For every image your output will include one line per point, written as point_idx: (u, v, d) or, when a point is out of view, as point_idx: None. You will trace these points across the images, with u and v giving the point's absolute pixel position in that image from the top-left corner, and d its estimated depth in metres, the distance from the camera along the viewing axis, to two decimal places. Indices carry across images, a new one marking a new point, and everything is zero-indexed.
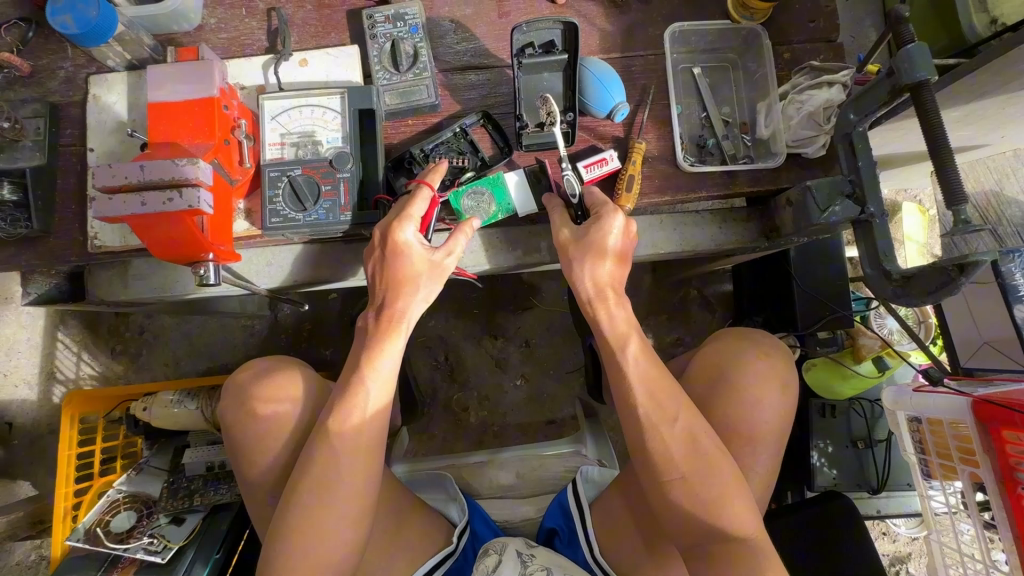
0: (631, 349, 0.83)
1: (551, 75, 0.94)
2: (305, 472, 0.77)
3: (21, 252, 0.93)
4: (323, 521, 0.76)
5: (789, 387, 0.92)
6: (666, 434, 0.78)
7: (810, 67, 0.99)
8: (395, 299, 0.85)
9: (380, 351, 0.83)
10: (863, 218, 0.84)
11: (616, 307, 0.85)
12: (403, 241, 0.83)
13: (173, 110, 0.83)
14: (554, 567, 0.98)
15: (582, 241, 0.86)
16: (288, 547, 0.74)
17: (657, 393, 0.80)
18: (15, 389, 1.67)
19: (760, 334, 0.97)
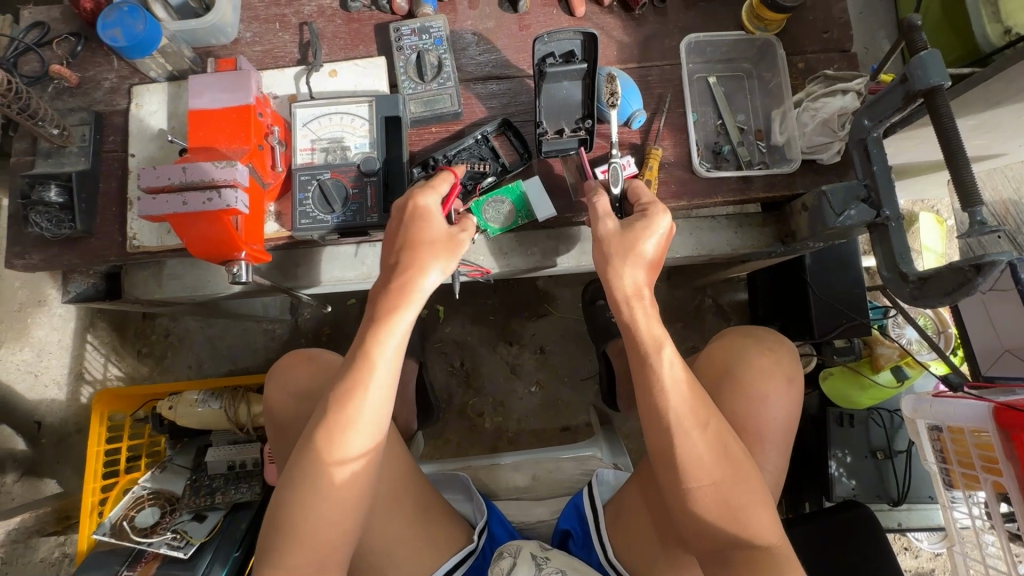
0: (667, 353, 0.80)
1: (570, 83, 0.96)
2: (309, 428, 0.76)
3: (64, 252, 0.98)
4: (318, 484, 0.74)
5: (797, 382, 0.93)
6: (694, 447, 0.77)
7: (824, 77, 1.01)
8: (408, 267, 0.79)
9: (386, 327, 0.77)
10: (878, 222, 0.86)
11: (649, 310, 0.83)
12: (427, 210, 0.83)
13: (212, 117, 0.88)
14: (570, 570, 0.98)
15: (624, 237, 0.86)
16: (288, 500, 0.74)
17: (688, 406, 0.78)
18: (46, 389, 1.73)
19: (764, 333, 0.98)
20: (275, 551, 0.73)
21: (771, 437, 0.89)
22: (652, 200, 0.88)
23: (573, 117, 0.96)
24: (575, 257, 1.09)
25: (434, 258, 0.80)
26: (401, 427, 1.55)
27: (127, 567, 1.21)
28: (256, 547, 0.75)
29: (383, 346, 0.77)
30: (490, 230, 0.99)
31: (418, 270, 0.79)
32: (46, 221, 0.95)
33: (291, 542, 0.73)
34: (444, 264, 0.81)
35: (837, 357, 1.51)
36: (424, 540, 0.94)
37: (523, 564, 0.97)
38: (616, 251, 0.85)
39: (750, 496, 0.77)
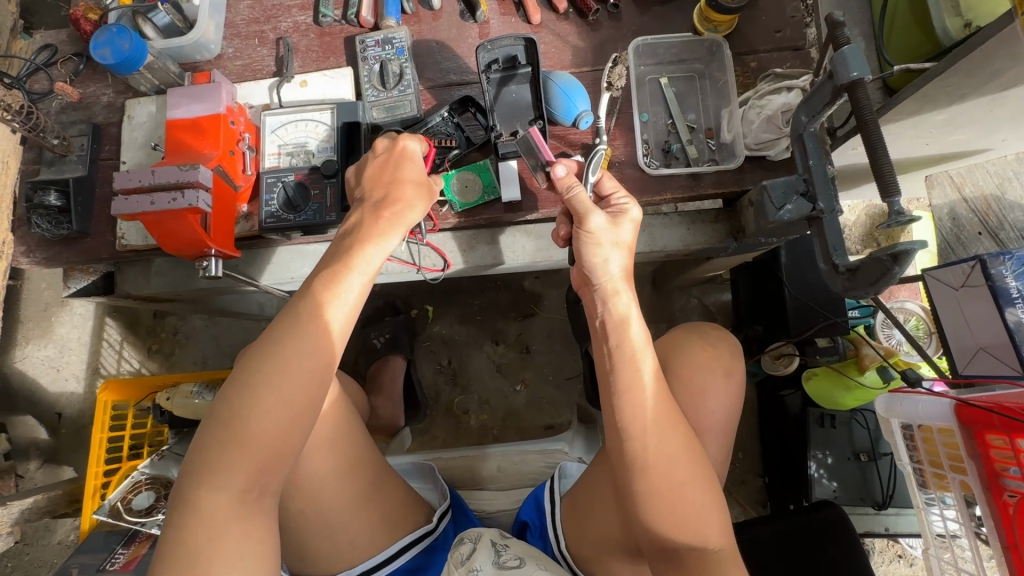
0: (647, 361, 0.79)
1: (518, 87, 1.00)
2: (267, 340, 0.73)
3: (64, 250, 1.08)
4: (274, 397, 0.70)
5: (737, 374, 0.94)
6: (661, 455, 0.74)
7: (773, 75, 1.03)
8: (389, 199, 0.86)
9: (360, 248, 0.81)
10: (815, 215, 0.86)
11: (638, 321, 0.81)
12: (411, 148, 0.91)
13: (187, 125, 0.97)
14: (527, 557, 1.01)
15: (609, 229, 0.83)
16: (237, 411, 0.70)
17: (662, 417, 0.76)
18: (66, 382, 1.86)
19: (708, 327, 1.00)
20: (212, 461, 0.69)
21: (711, 429, 0.90)
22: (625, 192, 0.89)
23: (525, 118, 1.00)
24: (528, 255, 1.13)
25: (410, 195, 0.87)
26: (386, 422, 1.60)
27: (122, 546, 1.31)
28: (186, 461, 0.70)
29: (356, 263, 0.81)
30: (455, 204, 1.03)
31: (398, 202, 0.86)
32: (47, 223, 1.05)
33: (231, 448, 0.69)
34: (424, 204, 0.90)
35: (820, 357, 1.46)
36: (380, 537, 0.97)
37: (481, 553, 0.99)
38: (603, 252, 0.82)
39: (712, 513, 0.75)
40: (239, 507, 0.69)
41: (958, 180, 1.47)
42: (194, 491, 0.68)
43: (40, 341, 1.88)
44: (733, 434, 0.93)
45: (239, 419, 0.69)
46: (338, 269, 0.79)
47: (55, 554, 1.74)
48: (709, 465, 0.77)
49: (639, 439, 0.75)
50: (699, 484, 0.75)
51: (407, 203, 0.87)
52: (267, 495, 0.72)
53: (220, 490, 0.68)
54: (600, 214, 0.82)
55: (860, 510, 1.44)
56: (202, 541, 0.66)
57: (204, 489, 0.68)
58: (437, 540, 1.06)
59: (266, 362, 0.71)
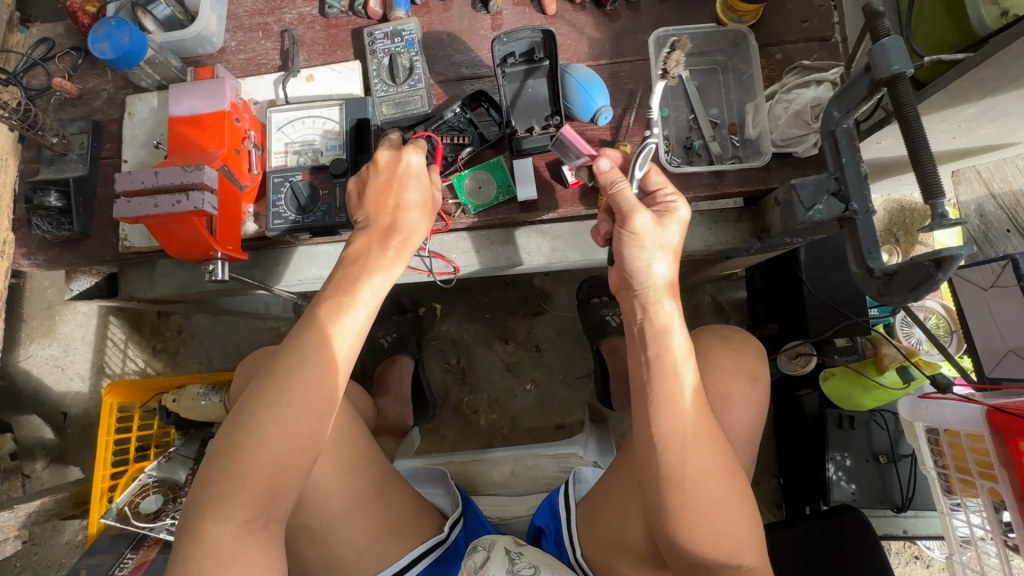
0: (689, 375, 0.74)
1: (535, 82, 0.97)
2: (271, 370, 0.71)
3: (66, 252, 1.05)
4: (277, 429, 0.69)
5: (763, 380, 0.95)
6: (699, 471, 0.71)
7: (801, 66, 0.98)
8: (392, 222, 0.83)
9: (364, 275, 0.79)
10: (847, 216, 0.82)
11: (682, 331, 0.75)
12: (411, 164, 0.86)
13: (190, 123, 0.93)
14: (542, 565, 0.98)
15: (654, 228, 0.78)
16: (240, 444, 0.68)
17: (701, 433, 0.72)
18: (71, 382, 1.84)
19: (728, 331, 1.00)
20: (215, 493, 0.68)
21: (735, 436, 0.91)
22: (674, 188, 0.83)
23: (542, 115, 0.97)
24: (544, 256, 1.09)
25: (413, 219, 0.84)
26: (394, 423, 1.58)
27: (130, 551, 1.28)
28: (190, 490, 0.69)
29: (361, 290, 0.78)
30: (470, 206, 1.00)
31: (402, 225, 0.83)
32: (47, 224, 1.02)
33: (233, 480, 0.68)
34: (425, 226, 0.86)
35: (838, 356, 1.46)
36: (389, 548, 0.96)
37: (495, 561, 0.97)
38: (646, 254, 0.76)
39: (745, 532, 0.73)
40: (244, 536, 0.68)
41: (987, 175, 1.47)
42: (199, 522, 0.67)
43: (44, 341, 1.86)
44: (757, 437, 0.95)
45: (240, 453, 0.68)
46: (342, 297, 0.77)
47: (63, 553, 1.73)
48: (743, 481, 0.75)
49: (680, 459, 0.71)
50: (735, 502, 0.72)
51: (410, 227, 0.84)
52: (272, 524, 0.71)
53: (225, 521, 0.67)
54: (645, 213, 0.77)
55: (878, 512, 1.42)
56: (209, 569, 0.66)
57: (209, 520, 0.67)
58: (450, 549, 1.05)
59: (271, 394, 0.70)
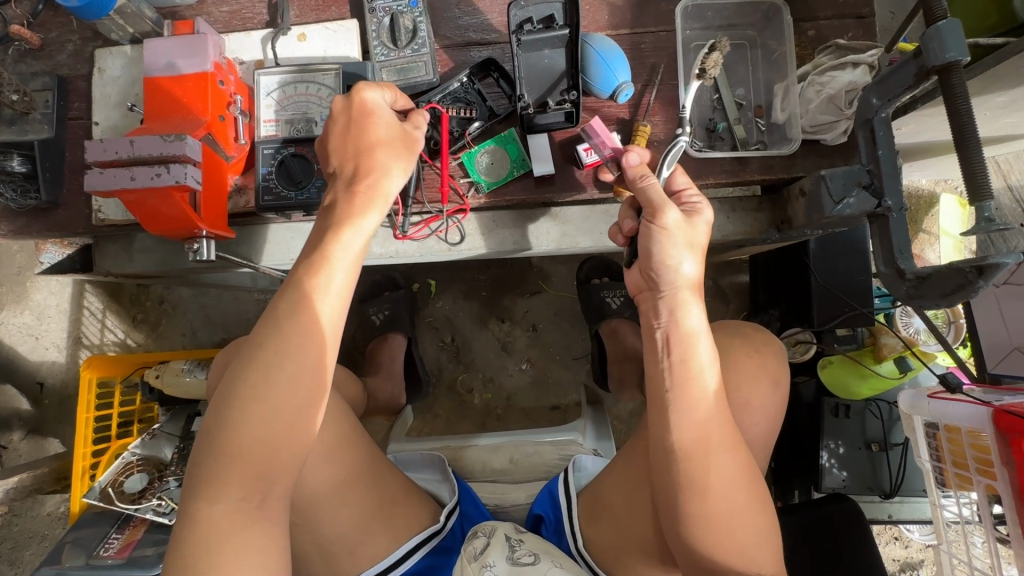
0: (712, 377, 0.71)
1: (551, 52, 0.88)
2: (260, 341, 0.67)
3: (33, 223, 0.96)
4: (267, 401, 0.65)
5: (782, 383, 0.93)
6: (721, 480, 0.69)
7: (835, 46, 0.91)
8: (364, 172, 0.76)
9: (339, 233, 0.72)
10: (879, 212, 0.78)
11: (708, 338, 0.72)
12: (375, 109, 0.78)
13: (168, 85, 0.84)
14: (541, 553, 0.97)
15: (683, 226, 0.74)
16: (232, 418, 0.64)
17: (721, 441, 0.70)
18: (46, 351, 1.76)
19: (749, 330, 0.97)
20: (209, 473, 0.64)
21: (750, 440, 0.89)
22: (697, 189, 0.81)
23: (557, 88, 0.89)
24: (554, 241, 1.03)
25: (387, 160, 0.77)
26: (386, 402, 1.54)
27: (116, 531, 1.25)
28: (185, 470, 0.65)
29: (337, 250, 0.71)
30: (483, 185, 0.94)
31: (373, 171, 0.76)
32: (11, 191, 0.93)
33: (227, 458, 0.64)
34: (403, 165, 0.79)
35: (838, 346, 1.46)
36: (383, 541, 0.94)
37: (494, 548, 0.95)
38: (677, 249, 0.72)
39: (760, 540, 0.72)
40: (241, 516, 0.64)
41: (1006, 167, 1.51)
42: (194, 505, 0.63)
43: (16, 308, 1.77)
44: (772, 441, 0.93)
45: (229, 429, 0.64)
46: (318, 259, 0.71)
47: (46, 525, 1.69)
48: (759, 486, 0.73)
49: (700, 458, 0.69)
50: (752, 510, 0.71)
51: (384, 169, 0.76)
52: (271, 504, 0.66)
53: (220, 502, 0.63)
54: (674, 209, 0.74)
55: (866, 498, 1.44)
56: (201, 556, 0.62)
57: (204, 501, 0.63)
58: (448, 538, 1.04)
59: (253, 369, 0.66)
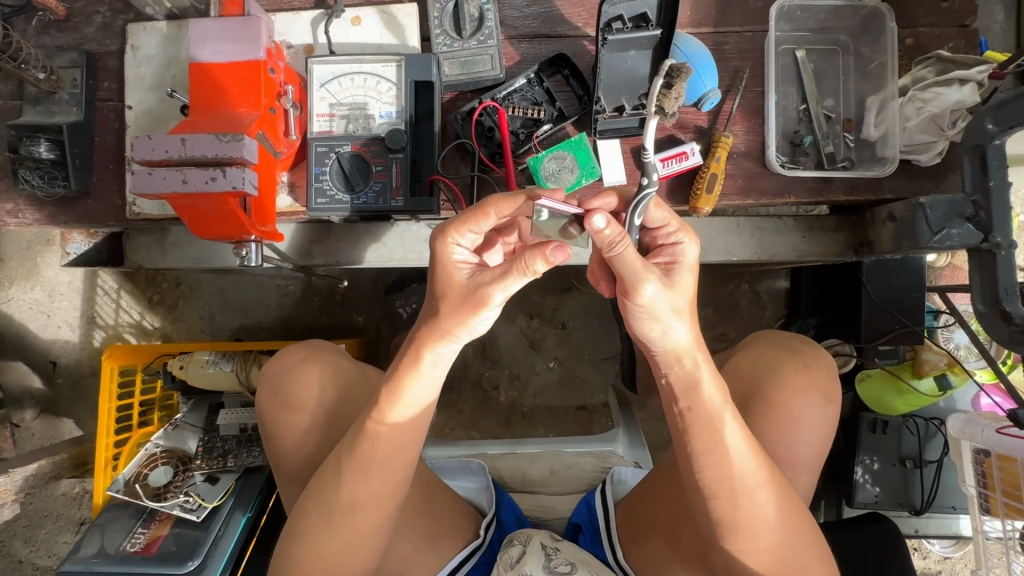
0: (729, 421, 0.65)
1: (638, 54, 0.83)
2: (352, 447, 0.72)
3: (61, 213, 0.90)
4: (358, 496, 0.71)
5: (835, 401, 0.88)
6: (755, 519, 0.66)
7: (937, 58, 0.85)
8: (427, 328, 0.67)
9: (402, 380, 0.69)
10: (984, 248, 0.74)
11: (711, 371, 0.65)
12: (450, 258, 0.66)
13: (216, 73, 0.76)
14: (579, 563, 0.88)
15: (651, 299, 0.60)
16: (334, 495, 0.72)
17: (753, 480, 0.65)
18: (59, 330, 1.63)
19: (800, 343, 0.93)
20: (306, 539, 0.72)
21: (803, 460, 0.84)
22: (676, 224, 0.64)
23: (637, 92, 0.83)
24: None
25: (449, 322, 0.65)
26: None
27: (142, 525, 1.20)
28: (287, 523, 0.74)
29: (402, 399, 0.70)
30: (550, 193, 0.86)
31: (430, 335, 0.67)
32: (38, 178, 0.86)
33: (324, 533, 0.72)
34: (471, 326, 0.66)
35: (879, 360, 1.36)
36: (425, 541, 0.89)
37: (531, 555, 0.87)
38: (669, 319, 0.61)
39: (812, 564, 0.69)
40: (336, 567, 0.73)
41: None
42: (291, 554, 0.72)
43: (25, 284, 1.63)
44: (823, 457, 0.88)
45: (331, 514, 0.72)
46: (380, 410, 0.70)
47: (62, 504, 1.61)
48: (803, 517, 0.69)
49: (727, 503, 0.65)
50: (798, 536, 0.68)
51: (443, 332, 0.66)
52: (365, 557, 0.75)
53: (316, 558, 0.72)
54: (653, 278, 0.59)
55: (895, 512, 1.41)
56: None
57: (297, 551, 0.72)
58: (490, 551, 0.98)
59: (324, 520, 0.72)
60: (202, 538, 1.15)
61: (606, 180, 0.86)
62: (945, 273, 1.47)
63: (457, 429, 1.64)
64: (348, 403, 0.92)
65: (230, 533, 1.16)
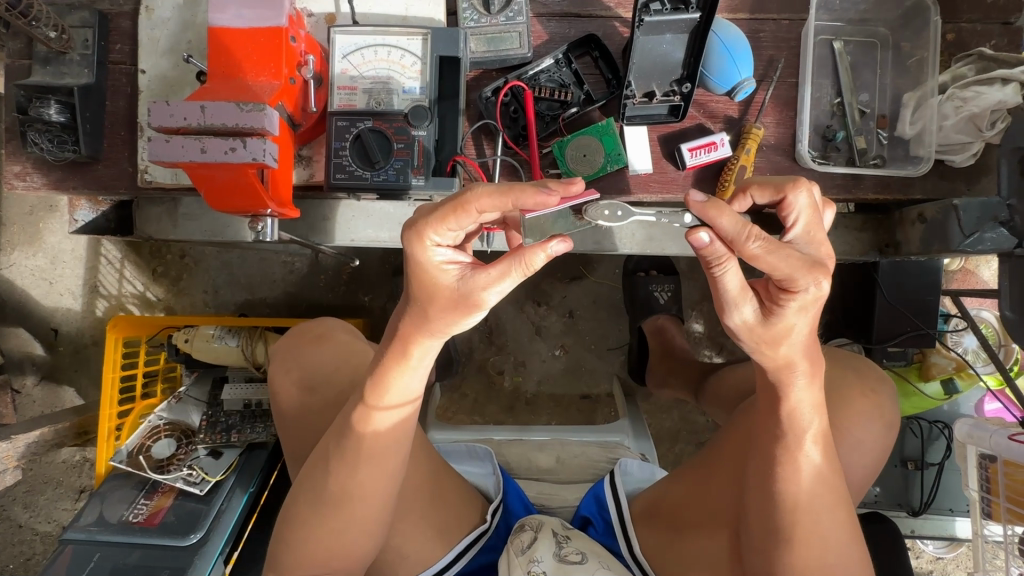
0: (812, 435, 0.64)
1: (673, 37, 0.80)
2: (343, 440, 0.69)
3: (70, 177, 0.87)
4: (351, 488, 0.69)
5: (892, 428, 0.86)
6: (817, 540, 0.64)
7: (980, 55, 0.82)
8: (412, 323, 0.62)
9: (388, 373, 0.66)
10: (1016, 254, 0.73)
11: (806, 385, 0.62)
12: (429, 261, 0.58)
13: (236, 39, 0.74)
14: (591, 553, 0.87)
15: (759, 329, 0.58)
16: (327, 485, 0.70)
17: (820, 501, 0.64)
18: (60, 298, 1.61)
19: (863, 363, 0.92)
20: (298, 523, 0.72)
21: (853, 479, 0.83)
22: (799, 267, 0.53)
23: (669, 78, 0.82)
24: (637, 245, 0.98)
25: (438, 323, 0.61)
26: None
27: (144, 496, 1.19)
28: (285, 504, 0.74)
29: (390, 391, 0.66)
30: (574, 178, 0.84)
31: (416, 331, 0.62)
32: (46, 141, 0.83)
33: (314, 520, 0.71)
34: (461, 323, 0.62)
35: (887, 362, 1.31)
36: (429, 527, 0.88)
37: (542, 542, 0.86)
38: (770, 351, 0.59)
39: None
40: (323, 553, 0.72)
41: None
42: (288, 536, 0.73)
43: (27, 250, 1.60)
44: (868, 482, 0.86)
45: (331, 504, 0.70)
46: (368, 402, 0.67)
47: (60, 472, 1.61)
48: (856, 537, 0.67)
49: (789, 512, 0.64)
50: (853, 566, 0.66)
51: (432, 331, 0.62)
52: (357, 547, 0.73)
53: (308, 544, 0.71)
54: (746, 307, 0.57)
55: (892, 512, 1.41)
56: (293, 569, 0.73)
57: (297, 536, 0.72)
58: (493, 537, 0.98)
59: (314, 510, 0.71)
60: (203, 512, 1.14)
61: (631, 167, 0.84)
62: (958, 276, 1.46)
63: (460, 413, 1.63)
64: (345, 383, 0.90)
65: (232, 508, 1.15)
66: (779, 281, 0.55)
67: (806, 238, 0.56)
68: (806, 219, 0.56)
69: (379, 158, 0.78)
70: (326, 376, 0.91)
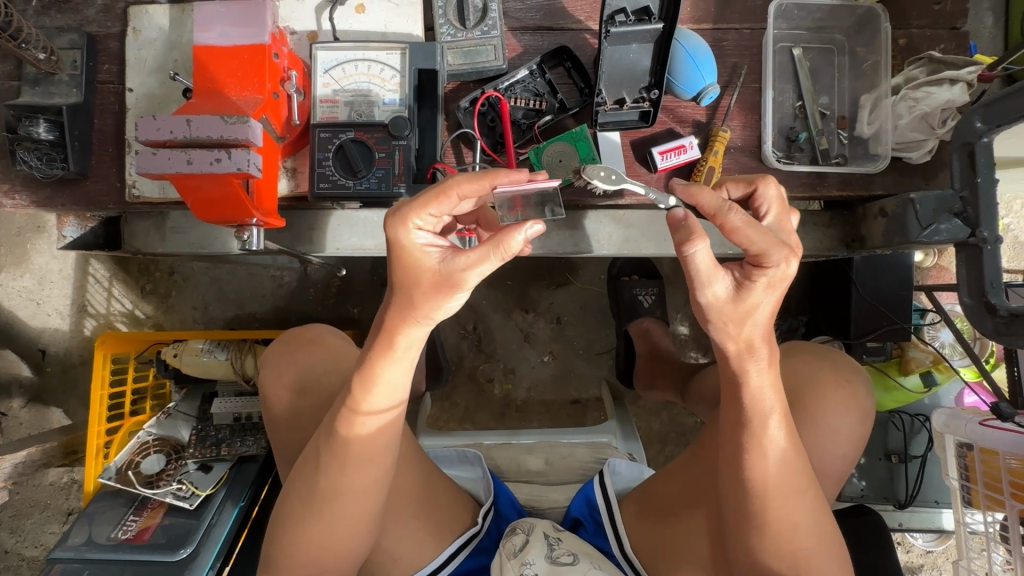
0: (773, 421, 0.66)
1: (639, 47, 0.84)
2: (343, 445, 0.69)
3: (58, 194, 0.89)
4: (348, 487, 0.71)
5: (869, 417, 0.89)
6: (784, 522, 0.66)
7: (928, 58, 0.87)
8: (398, 316, 0.63)
9: (377, 368, 0.67)
10: (971, 242, 0.77)
11: (764, 368, 0.64)
12: (412, 244, 0.61)
13: (220, 56, 0.77)
14: (583, 555, 0.88)
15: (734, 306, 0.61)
16: (319, 485, 0.71)
17: (787, 484, 0.66)
18: (48, 318, 1.61)
19: (840, 356, 0.94)
20: (294, 527, 0.72)
21: (831, 468, 0.85)
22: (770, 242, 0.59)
23: (638, 85, 0.86)
24: (615, 245, 1.01)
25: (422, 308, 0.62)
26: None
27: (133, 513, 1.19)
28: (277, 504, 0.75)
29: (376, 388, 0.67)
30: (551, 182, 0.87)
31: (402, 322, 0.63)
32: (36, 159, 0.85)
33: (306, 522, 0.72)
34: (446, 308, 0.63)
35: (866, 357, 1.33)
36: (423, 529, 0.89)
37: (534, 544, 0.87)
38: (736, 330, 0.62)
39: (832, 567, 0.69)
40: (321, 552, 0.73)
41: None
42: (284, 540, 0.73)
43: (14, 271, 1.60)
44: (848, 471, 0.89)
45: (322, 504, 0.71)
46: (354, 401, 0.68)
47: (47, 495, 1.59)
48: (830, 520, 0.70)
49: (759, 496, 0.66)
50: (819, 550, 0.68)
51: (417, 318, 0.63)
52: (350, 547, 0.74)
53: (305, 545, 0.72)
54: (722, 279, 0.60)
55: (879, 506, 1.42)
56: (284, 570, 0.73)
57: (297, 539, 0.72)
58: (486, 539, 0.98)
59: (309, 510, 0.71)
60: (193, 527, 1.13)
61: None
62: (932, 273, 1.50)
63: (451, 421, 1.64)
64: (336, 385, 0.92)
65: (221, 523, 1.13)
66: (753, 257, 0.60)
67: (778, 225, 0.64)
68: (775, 211, 0.65)
69: (359, 167, 0.81)
70: (317, 379, 0.93)
